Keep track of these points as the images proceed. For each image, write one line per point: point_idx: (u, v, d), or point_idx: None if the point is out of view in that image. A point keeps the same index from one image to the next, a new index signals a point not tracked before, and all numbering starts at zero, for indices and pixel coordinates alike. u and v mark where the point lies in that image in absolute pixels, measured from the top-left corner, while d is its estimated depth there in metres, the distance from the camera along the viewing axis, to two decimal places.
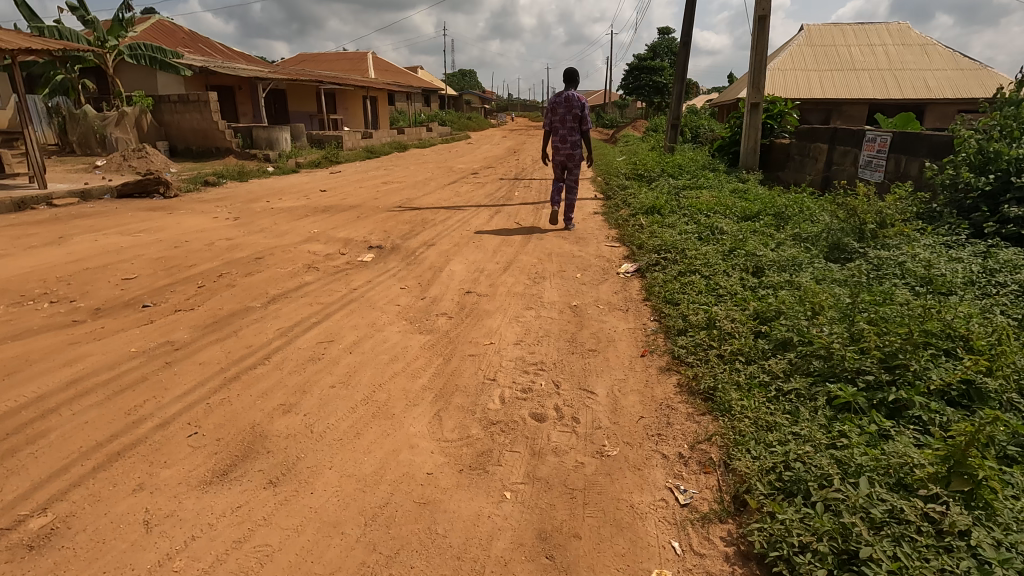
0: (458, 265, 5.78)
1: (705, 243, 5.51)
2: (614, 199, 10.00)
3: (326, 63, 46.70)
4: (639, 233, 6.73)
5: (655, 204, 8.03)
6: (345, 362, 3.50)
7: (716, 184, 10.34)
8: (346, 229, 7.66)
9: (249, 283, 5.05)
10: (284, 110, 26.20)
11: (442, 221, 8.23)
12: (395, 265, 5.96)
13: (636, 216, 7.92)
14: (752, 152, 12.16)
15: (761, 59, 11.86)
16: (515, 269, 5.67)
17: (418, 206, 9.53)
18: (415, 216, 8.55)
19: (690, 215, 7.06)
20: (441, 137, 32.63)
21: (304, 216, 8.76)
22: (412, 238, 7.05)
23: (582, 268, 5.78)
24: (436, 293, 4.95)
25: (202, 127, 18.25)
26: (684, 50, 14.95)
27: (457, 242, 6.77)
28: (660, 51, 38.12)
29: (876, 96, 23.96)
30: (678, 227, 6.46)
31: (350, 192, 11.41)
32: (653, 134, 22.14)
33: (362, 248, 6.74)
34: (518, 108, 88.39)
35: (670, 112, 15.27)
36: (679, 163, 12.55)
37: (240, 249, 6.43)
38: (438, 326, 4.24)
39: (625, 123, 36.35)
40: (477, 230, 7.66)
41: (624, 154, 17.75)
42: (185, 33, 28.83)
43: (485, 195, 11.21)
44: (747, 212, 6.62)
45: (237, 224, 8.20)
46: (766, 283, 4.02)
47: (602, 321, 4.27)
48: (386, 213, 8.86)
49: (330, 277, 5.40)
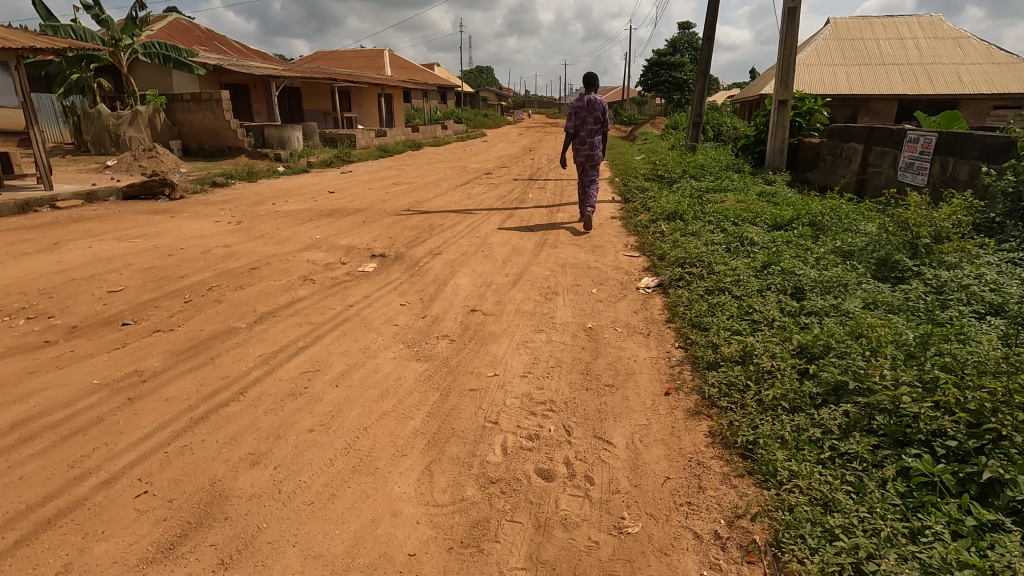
0: (464, 278, 5.37)
1: (734, 256, 5.03)
2: (632, 203, 9.51)
3: (343, 61, 46.63)
4: (661, 243, 6.26)
5: (678, 209, 7.53)
6: (329, 399, 3.11)
7: (741, 187, 9.78)
8: (349, 235, 7.30)
9: (238, 299, 4.69)
10: (298, 108, 26.05)
11: (451, 227, 7.83)
12: (397, 277, 5.57)
13: (657, 222, 7.43)
14: (779, 152, 11.56)
15: (790, 54, 11.24)
16: (526, 282, 5.25)
17: (428, 210, 9.14)
18: (423, 221, 8.17)
19: (716, 222, 6.57)
20: (456, 135, 32.27)
21: (308, 220, 8.44)
22: (418, 245, 6.65)
23: (599, 282, 5.33)
24: (438, 312, 4.55)
25: (214, 126, 18.13)
26: (707, 45, 14.32)
27: (464, 251, 6.36)
28: (681, 47, 37.24)
29: (907, 92, 22.96)
30: (703, 236, 5.97)
31: (358, 194, 11.07)
32: (673, 132, 21.50)
33: (364, 257, 6.37)
34: (535, 105, 87.77)
35: (692, 109, 14.68)
36: (701, 164, 11.98)
37: (236, 257, 6.10)
38: (437, 352, 3.83)
39: (643, 120, 35.62)
40: (487, 237, 7.24)
41: (643, 153, 17.17)
42: (201, 31, 28.84)
43: (498, 197, 10.79)
44: (779, 221, 6.12)
45: (239, 229, 7.89)
46: (808, 308, 3.54)
47: (620, 347, 3.82)
48: (393, 218, 8.48)
49: (326, 290, 5.03)
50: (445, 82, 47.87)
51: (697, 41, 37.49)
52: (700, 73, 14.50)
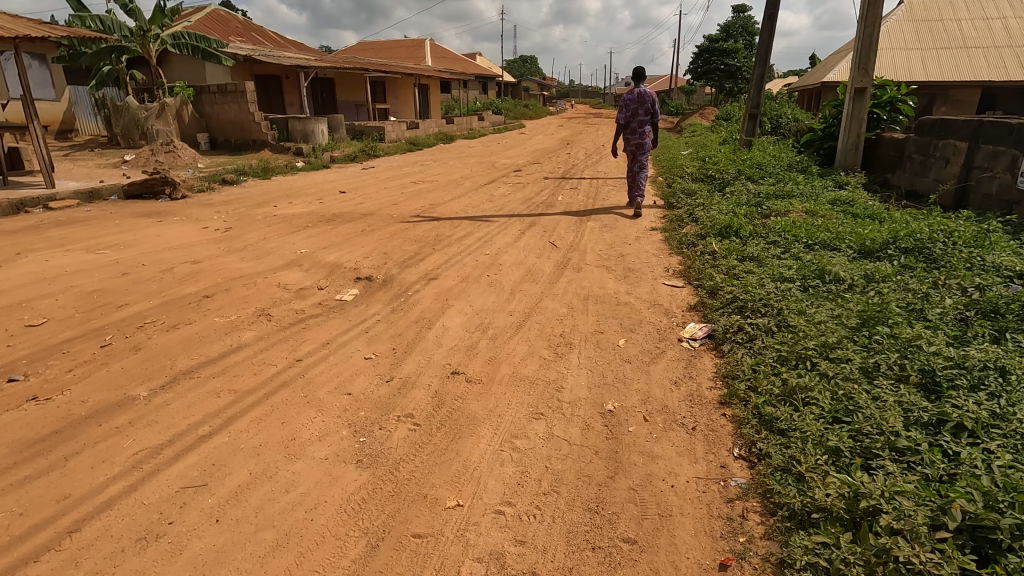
0: (456, 318, 4.24)
1: (814, 302, 3.73)
2: (677, 209, 8.16)
3: (383, 51, 46.12)
4: (712, 271, 4.99)
5: (732, 222, 6.22)
6: (192, 551, 2.04)
7: (809, 191, 8.27)
8: (340, 249, 6.29)
9: (165, 343, 3.72)
10: (331, 99, 25.46)
11: (461, 239, 6.72)
12: (375, 313, 4.50)
13: (706, 239, 6.15)
14: (853, 149, 9.93)
15: (873, 33, 9.55)
16: (534, 327, 4.07)
17: (439, 216, 8.05)
18: (429, 231, 7.09)
19: (784, 244, 5.23)
20: (492, 127, 31.15)
21: (303, 228, 7.50)
22: (413, 267, 5.56)
23: (630, 326, 4.12)
24: (409, 373, 3.44)
25: (239, 119, 17.61)
26: (769, 26, 12.60)
27: (466, 276, 5.23)
28: (734, 31, 34.73)
29: (992, 79, 20.29)
30: (767, 265, 4.68)
31: (370, 194, 10.11)
32: (724, 124, 19.72)
33: (347, 280, 5.33)
34: (578, 94, 85.49)
35: (748, 100, 13.04)
36: (757, 163, 10.46)
37: (198, 279, 5.17)
38: (389, 450, 2.72)
39: (691, 111, 33.54)
40: (497, 253, 6.08)
41: (690, 148, 15.60)
42: (239, 22, 28.71)
43: (523, 200, 9.60)
44: (868, 248, 4.78)
45: (223, 238, 7.02)
46: (951, 415, 2.28)
47: (650, 453, 2.62)
48: (397, 227, 7.44)
49: (280, 333, 3.99)
50: (485, 72, 46.72)
51: (752, 26, 34.94)
52: (760, 57, 12.81)
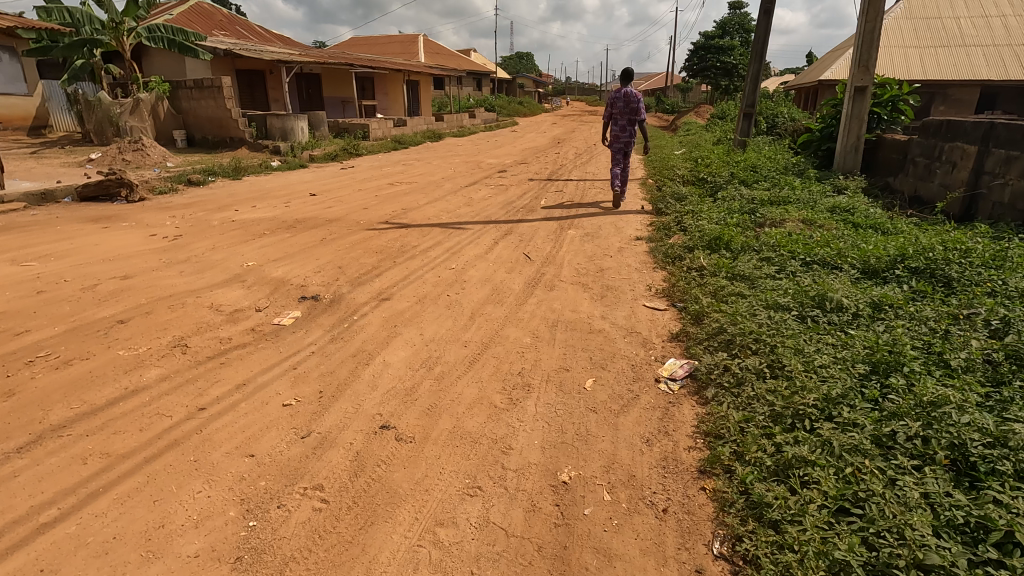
0: (400, 351, 3.66)
1: (814, 336, 3.20)
2: (666, 216, 7.62)
3: (375, 47, 45.38)
4: (699, 291, 4.45)
5: (722, 233, 5.69)
6: None
7: (806, 197, 7.74)
8: (291, 261, 5.70)
9: (46, 386, 3.15)
10: (317, 95, 24.78)
11: (427, 249, 6.14)
12: (311, 343, 3.92)
13: (693, 252, 5.63)
14: (853, 150, 9.42)
15: (874, 28, 9.00)
16: (488, 364, 3.50)
17: (410, 222, 7.48)
18: (394, 241, 6.51)
19: (780, 259, 4.69)
20: (483, 124, 30.53)
21: (259, 236, 6.90)
22: (367, 283, 4.99)
23: (602, 362, 3.56)
24: (330, 428, 2.86)
25: (216, 115, 16.95)
26: (765, 20, 12.02)
27: (423, 296, 4.67)
28: (730, 28, 34.18)
29: (991, 77, 19.81)
30: (759, 288, 4.15)
31: (342, 197, 9.51)
32: (720, 123, 19.17)
33: (290, 300, 4.75)
34: (575, 91, 84.84)
35: (743, 98, 12.48)
36: (751, 166, 9.92)
37: (119, 299, 4.58)
38: (279, 543, 2.15)
39: (686, 109, 33.02)
40: (463, 267, 5.51)
41: (683, 147, 15.04)
42: (224, 15, 27.99)
43: (503, 204, 9.03)
44: (874, 268, 4.25)
45: (168, 248, 6.42)
46: (997, 522, 1.76)
47: (608, 551, 2.08)
48: (362, 235, 6.86)
49: (190, 371, 3.41)
50: (479, 68, 46.04)
51: (749, 23, 34.38)
52: (755, 53, 12.24)
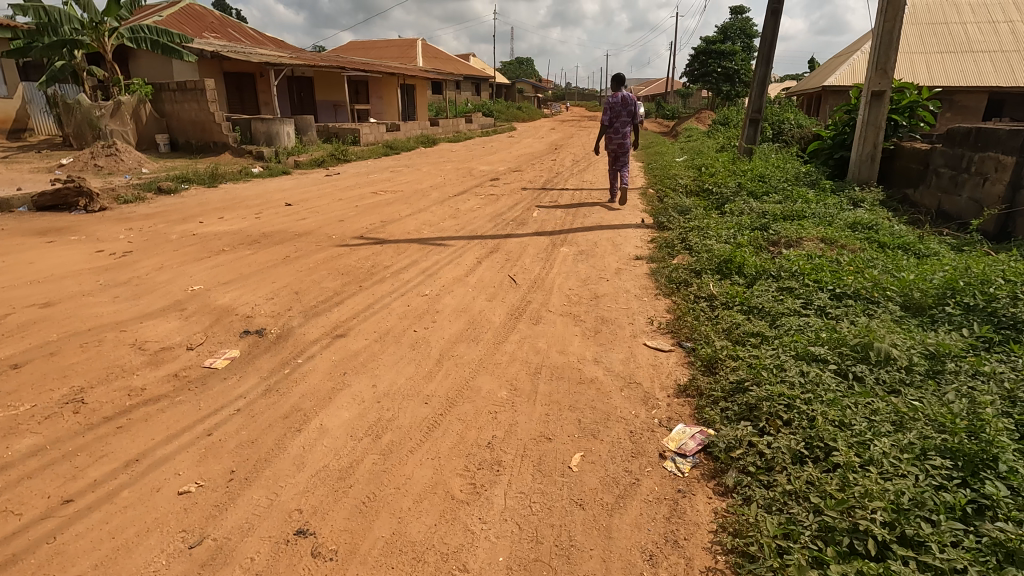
0: (344, 411, 2.95)
1: (863, 404, 2.54)
2: (669, 232, 6.94)
3: (373, 51, 44.84)
4: (710, 331, 3.77)
5: (734, 255, 5.03)
6: None
7: (822, 211, 7.09)
8: (242, 285, 5.01)
9: None
10: (309, 99, 24.15)
11: (401, 270, 5.46)
12: (240, 395, 3.21)
13: (701, 277, 4.95)
14: (868, 160, 8.81)
15: (894, 29, 8.33)
16: (452, 430, 2.80)
17: (386, 237, 6.79)
18: (364, 260, 5.82)
19: (805, 289, 4.03)
20: (480, 129, 29.91)
21: (216, 253, 6.20)
22: (323, 315, 4.30)
23: (593, 427, 2.86)
24: (230, 532, 2.15)
25: (199, 118, 16.27)
26: (773, 21, 11.35)
27: (384, 332, 3.97)
28: (732, 33, 33.61)
29: (1000, 84, 19.21)
30: (786, 329, 3.48)
31: (318, 208, 8.82)
32: (723, 129, 18.52)
33: (229, 335, 4.05)
34: (575, 96, 84.40)
35: (749, 103, 11.83)
36: (759, 176, 9.27)
37: (23, 336, 3.88)
38: None
39: (687, 115, 32.41)
40: (438, 293, 4.82)
41: (685, 154, 14.39)
42: (216, 17, 27.41)
43: (492, 216, 8.34)
44: (919, 304, 3.61)
45: (110, 267, 5.71)
46: None
47: None
48: (331, 252, 6.17)
49: (73, 439, 2.71)
50: (477, 72, 45.48)
51: (751, 28, 33.80)
52: (762, 57, 11.59)
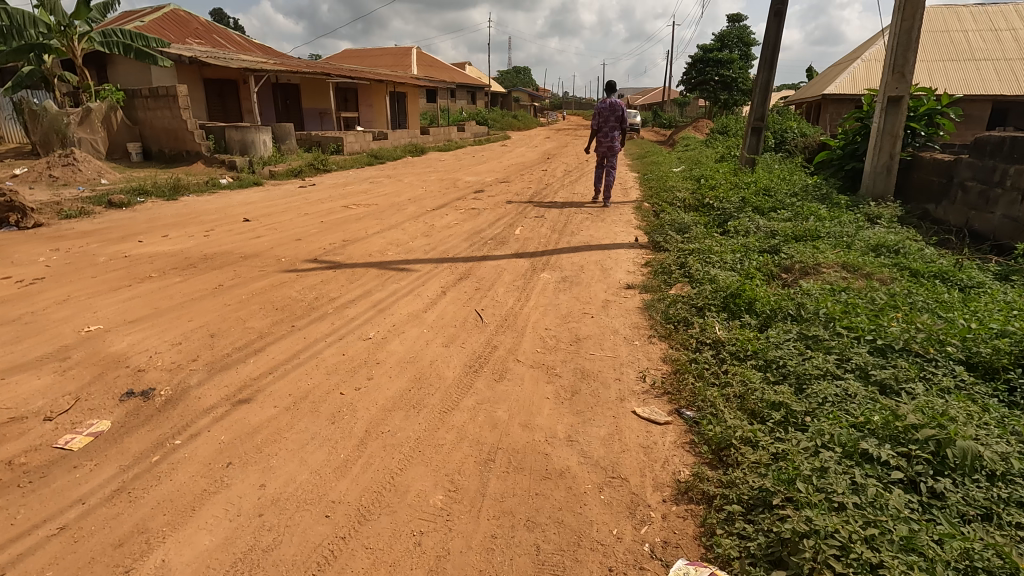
0: (205, 534, 2.10)
1: (960, 552, 1.71)
2: (666, 254, 6.12)
3: (367, 59, 44.25)
4: (717, 398, 2.94)
5: (743, 287, 4.21)
6: None
7: (838, 230, 6.28)
8: (150, 325, 4.16)
9: None
10: (294, 106, 23.35)
11: (349, 304, 4.62)
12: (74, 501, 2.34)
13: (702, 314, 4.13)
14: (884, 171, 8.05)
15: (913, 28, 7.57)
16: (352, 571, 1.95)
17: (343, 261, 5.95)
18: (310, 290, 4.97)
19: (836, 338, 3.22)
20: (473, 138, 29.19)
21: (141, 280, 5.34)
22: (233, 369, 3.43)
23: (555, 563, 2.00)
24: None
25: (172, 127, 15.47)
26: (776, 23, 10.60)
27: (303, 395, 3.11)
28: (730, 41, 33.01)
29: (1004, 92, 18.55)
30: (821, 401, 2.65)
31: (278, 224, 7.99)
32: (722, 138, 17.79)
33: (106, 398, 3.19)
34: (572, 105, 84.15)
35: (751, 110, 11.07)
36: (763, 190, 8.49)
37: None
38: None
39: (685, 124, 31.79)
40: (385, 336, 3.97)
41: (683, 165, 13.62)
42: (201, 23, 26.75)
43: (469, 234, 7.52)
44: (989, 364, 2.82)
45: (8, 298, 4.86)
46: None
47: None
48: (273, 279, 5.32)
49: None
50: (471, 80, 44.86)
51: (749, 36, 33.25)
52: (765, 61, 10.84)
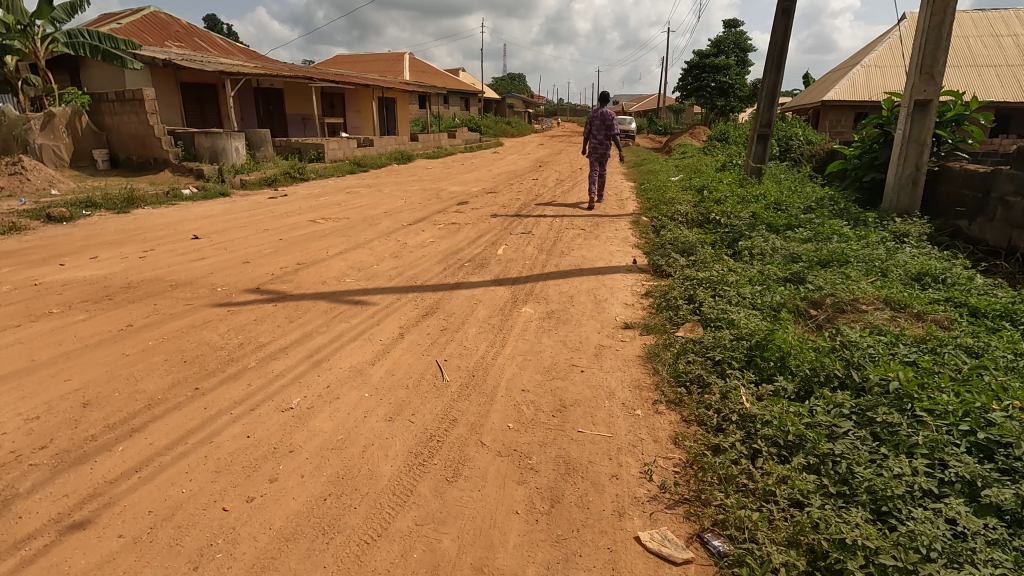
0: None
1: None
2: (669, 281, 5.25)
3: (357, 64, 43.43)
4: (759, 523, 2.08)
5: (772, 337, 3.34)
6: None
7: (868, 252, 5.43)
8: (11, 387, 3.22)
9: None
10: (278, 112, 22.48)
11: (279, 354, 3.69)
12: None
13: (723, 372, 3.26)
14: (910, 183, 7.24)
15: (943, 24, 6.75)
16: None
17: (289, 292, 5.04)
18: (237, 332, 4.05)
19: (917, 425, 2.35)
20: (464, 144, 28.35)
21: (37, 317, 4.41)
22: (88, 463, 2.51)
23: None
24: None
25: (139, 133, 14.55)
26: (783, 23, 9.82)
27: (168, 512, 2.20)
28: (726, 47, 32.36)
29: (1009, 99, 17.89)
30: (921, 550, 1.80)
31: (229, 243, 7.06)
32: (721, 146, 17.03)
33: None
34: (567, 112, 83.79)
35: (757, 116, 10.24)
36: (774, 204, 7.66)
37: None
38: None
39: (681, 131, 31.13)
40: (311, 405, 3.05)
41: (682, 174, 12.82)
42: (182, 26, 25.88)
43: (444, 254, 6.62)
44: None
45: None
46: None
47: None
48: (197, 316, 4.38)
49: None
50: (464, 86, 44.10)
51: (745, 41, 32.68)
52: (771, 63, 10.06)
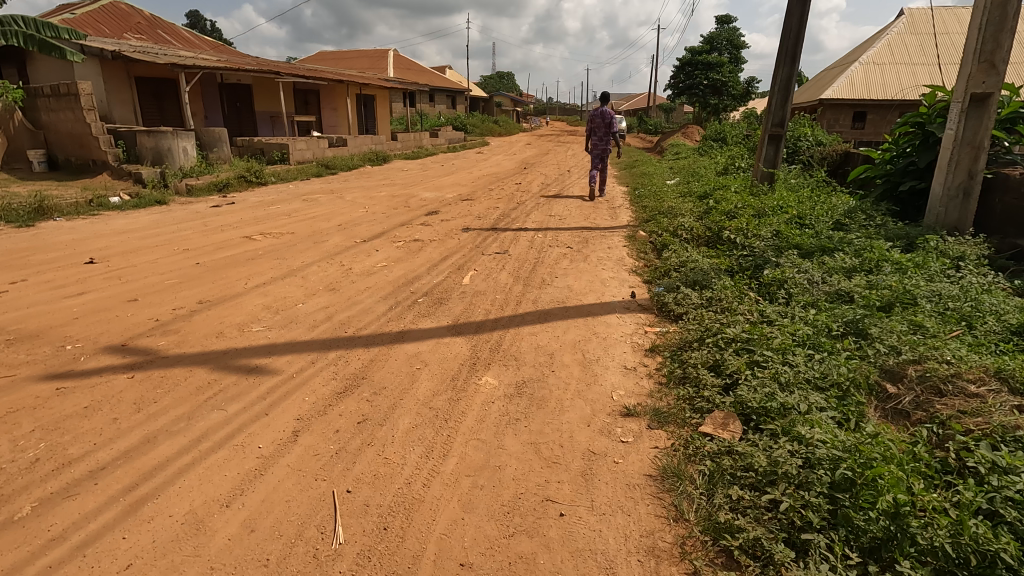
0: None
1: None
2: (682, 328, 3.97)
3: (339, 61, 41.81)
4: None
5: (873, 471, 2.05)
6: None
7: (938, 286, 4.16)
8: None
9: None
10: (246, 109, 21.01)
11: (80, 486, 2.32)
12: None
13: (797, 536, 1.99)
14: (960, 195, 6.00)
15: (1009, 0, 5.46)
16: None
17: (163, 351, 3.68)
18: (39, 435, 2.69)
19: None
20: (448, 144, 26.96)
21: None
22: None
23: None
24: None
25: (76, 132, 13.01)
26: (799, 7, 8.53)
27: None
28: (719, 43, 31.25)
29: None
30: None
31: (131, 269, 5.69)
32: (720, 146, 15.83)
33: None
34: (555, 111, 82.78)
35: (768, 113, 8.98)
36: (797, 219, 6.43)
37: None
38: None
39: (672, 130, 30.00)
40: None
41: (680, 177, 11.56)
42: (145, 17, 24.25)
43: (394, 285, 5.28)
44: None
45: None
46: None
47: None
48: (6, 401, 3.02)
49: None
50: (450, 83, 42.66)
51: (739, 38, 31.57)
52: (785, 54, 8.78)
